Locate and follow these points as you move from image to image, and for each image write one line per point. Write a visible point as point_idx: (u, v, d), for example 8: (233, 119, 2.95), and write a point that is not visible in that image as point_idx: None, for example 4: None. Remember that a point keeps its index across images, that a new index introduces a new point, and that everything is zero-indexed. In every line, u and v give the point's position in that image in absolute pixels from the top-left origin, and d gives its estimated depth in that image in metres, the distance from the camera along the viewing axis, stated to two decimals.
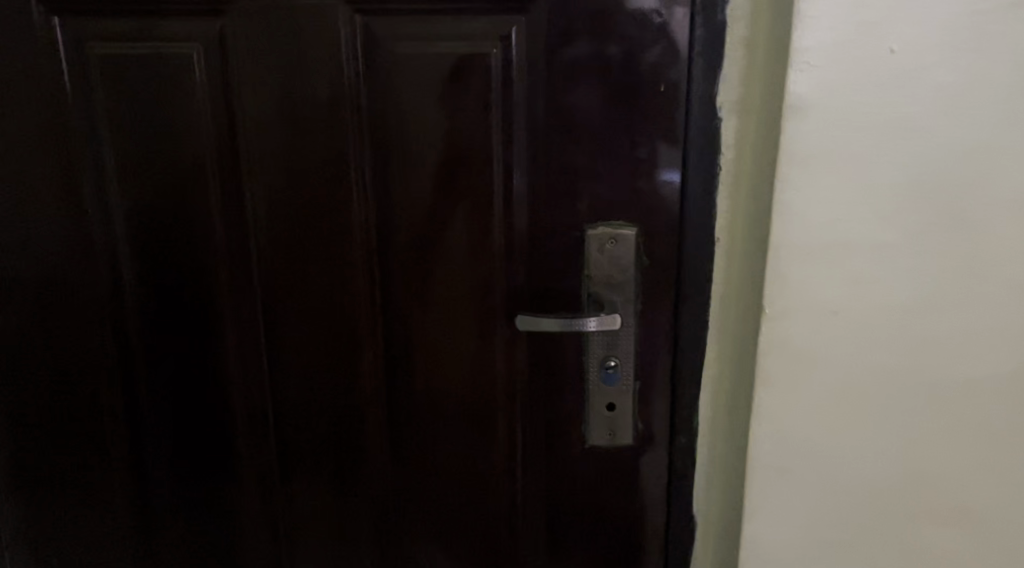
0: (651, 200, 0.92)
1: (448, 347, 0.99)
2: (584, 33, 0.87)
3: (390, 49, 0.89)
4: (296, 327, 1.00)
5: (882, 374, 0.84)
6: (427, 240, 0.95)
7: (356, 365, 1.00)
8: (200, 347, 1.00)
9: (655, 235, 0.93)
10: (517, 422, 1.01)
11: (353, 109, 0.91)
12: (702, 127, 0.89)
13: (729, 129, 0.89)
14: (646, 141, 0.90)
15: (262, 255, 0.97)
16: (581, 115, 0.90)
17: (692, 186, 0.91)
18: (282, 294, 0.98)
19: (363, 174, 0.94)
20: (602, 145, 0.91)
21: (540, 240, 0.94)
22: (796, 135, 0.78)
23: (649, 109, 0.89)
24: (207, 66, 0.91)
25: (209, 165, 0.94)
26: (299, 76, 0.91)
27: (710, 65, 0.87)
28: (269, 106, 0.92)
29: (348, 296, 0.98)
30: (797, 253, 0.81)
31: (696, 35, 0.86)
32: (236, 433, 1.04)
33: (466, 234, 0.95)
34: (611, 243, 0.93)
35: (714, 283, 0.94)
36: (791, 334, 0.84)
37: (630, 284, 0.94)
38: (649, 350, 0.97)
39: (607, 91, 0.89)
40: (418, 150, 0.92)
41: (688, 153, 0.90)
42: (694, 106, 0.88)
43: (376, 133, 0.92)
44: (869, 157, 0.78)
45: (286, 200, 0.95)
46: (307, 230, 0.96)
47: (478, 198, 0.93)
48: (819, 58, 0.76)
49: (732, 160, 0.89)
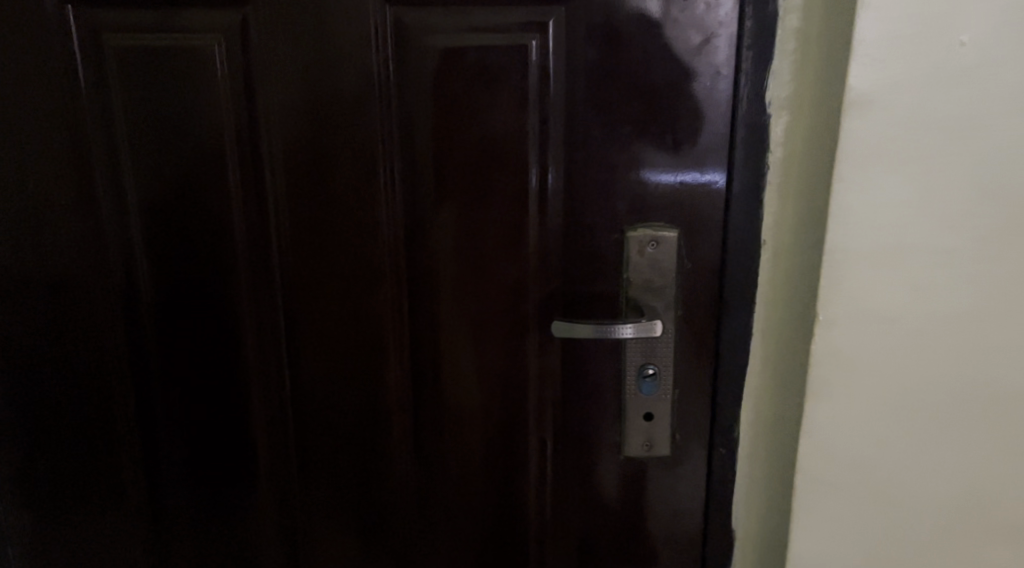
0: (694, 200, 0.88)
1: (476, 351, 0.94)
2: (626, 24, 0.83)
3: (421, 40, 0.85)
4: (318, 329, 0.96)
5: (941, 386, 0.79)
6: (457, 241, 0.91)
7: (380, 369, 0.96)
8: (219, 348, 0.97)
9: (697, 237, 0.89)
10: (548, 431, 0.97)
11: (383, 103, 0.87)
12: (749, 124, 0.84)
13: (779, 126, 0.83)
14: (690, 137, 0.85)
15: (284, 254, 0.93)
16: (621, 110, 0.85)
17: (738, 186, 0.86)
18: (305, 294, 0.94)
19: (390, 170, 0.89)
20: (642, 141, 0.86)
21: (574, 241, 0.90)
22: (855, 132, 0.73)
23: (693, 104, 0.84)
24: (228, 57, 0.87)
25: (232, 162, 0.90)
26: (325, 68, 0.87)
27: (760, 56, 0.82)
28: (292, 100, 0.88)
29: (373, 297, 0.94)
30: (853, 257, 0.76)
31: (746, 26, 0.81)
32: (256, 437, 1.00)
33: (499, 235, 0.90)
34: (651, 245, 0.89)
35: (759, 289, 0.89)
36: (845, 343, 0.78)
37: (671, 289, 0.89)
38: (689, 357, 0.92)
39: (649, 85, 0.84)
40: (448, 145, 0.88)
41: (734, 150, 0.85)
42: (742, 102, 0.83)
43: (406, 128, 0.88)
44: (934, 155, 0.73)
45: (309, 197, 0.91)
46: (331, 228, 0.92)
47: (510, 197, 0.89)
48: (881, 50, 0.71)
49: (781, 159, 0.84)
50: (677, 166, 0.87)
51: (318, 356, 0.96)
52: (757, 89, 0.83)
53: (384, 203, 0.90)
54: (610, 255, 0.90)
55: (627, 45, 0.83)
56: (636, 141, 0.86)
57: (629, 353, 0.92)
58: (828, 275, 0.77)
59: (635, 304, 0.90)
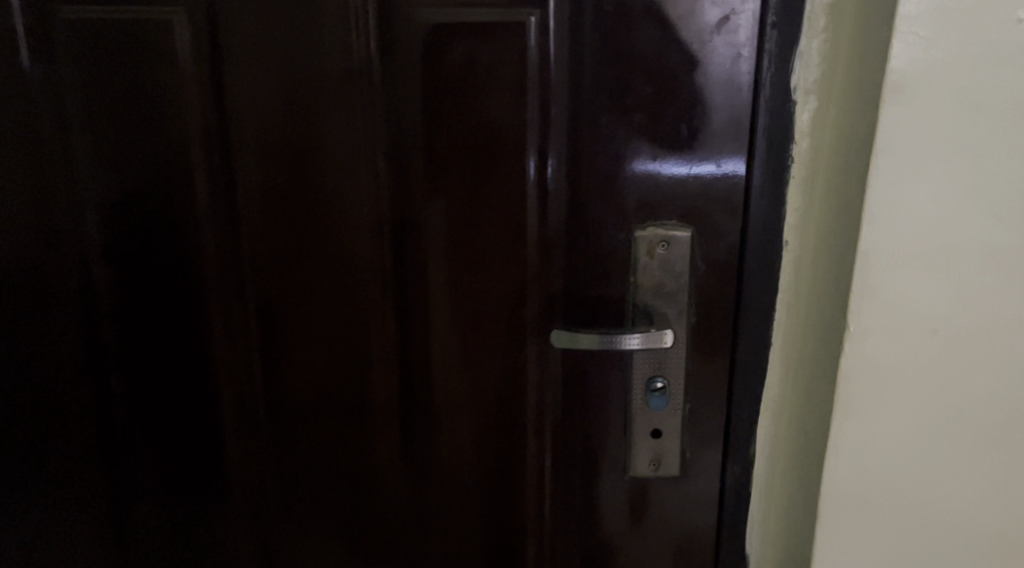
0: (709, 196, 0.79)
1: (469, 358, 0.86)
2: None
3: (408, 16, 0.76)
4: (295, 333, 0.87)
5: (986, 403, 0.71)
6: (448, 238, 0.83)
7: (364, 376, 0.88)
8: (188, 352, 0.89)
9: (713, 236, 0.80)
10: (547, 446, 0.89)
11: (365, 86, 0.79)
12: (772, 111, 0.75)
13: (805, 114, 0.75)
14: (706, 127, 0.77)
15: (257, 251, 0.85)
16: (630, 95, 0.77)
17: (759, 181, 0.77)
18: (281, 294, 0.86)
19: (374, 160, 0.81)
20: (653, 130, 0.78)
21: (578, 240, 0.82)
22: (895, 118, 0.64)
23: (710, 89, 0.76)
24: (195, 33, 0.79)
25: (200, 150, 0.82)
26: (302, 46, 0.78)
27: (786, 36, 0.73)
28: (266, 81, 0.79)
29: (356, 299, 0.86)
30: (891, 260, 0.67)
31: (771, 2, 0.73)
32: (228, 449, 0.92)
33: (494, 232, 0.82)
34: (662, 246, 0.80)
35: (780, 295, 0.80)
36: (879, 356, 0.70)
37: (683, 294, 0.81)
38: (702, 369, 0.84)
39: (662, 67, 0.76)
40: (439, 133, 0.79)
41: (754, 141, 0.77)
42: (765, 87, 0.75)
43: (391, 114, 0.79)
44: (984, 146, 0.65)
45: (285, 188, 0.83)
46: (309, 222, 0.84)
47: (507, 190, 0.81)
48: (928, 27, 0.62)
49: (807, 151, 0.76)
50: (692, 158, 0.78)
51: (294, 364, 0.88)
52: (782, 73, 0.74)
53: (367, 196, 0.82)
54: (617, 257, 0.82)
55: (638, 22, 0.75)
56: (647, 129, 0.78)
57: (635, 365, 0.84)
58: (861, 279, 0.68)
59: (644, 310, 0.82)
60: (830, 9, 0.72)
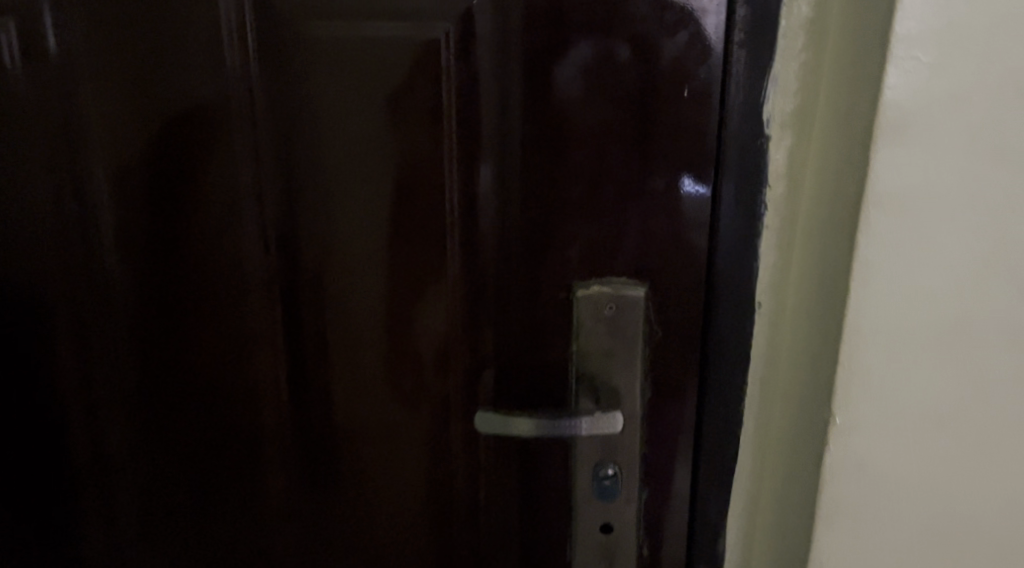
0: (667, 249, 0.66)
1: (384, 433, 0.73)
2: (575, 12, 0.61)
3: (300, 31, 0.63)
4: (178, 403, 0.74)
5: (1001, 510, 0.58)
6: (356, 295, 0.69)
7: (262, 454, 0.75)
8: (56, 422, 0.76)
9: (672, 296, 0.67)
10: (479, 537, 0.75)
11: (250, 115, 0.66)
12: (740, 147, 0.62)
13: (781, 152, 0.62)
14: (662, 166, 0.64)
15: (130, 307, 0.71)
16: (568, 127, 0.63)
17: (726, 230, 0.64)
18: (159, 358, 0.73)
19: (264, 202, 0.68)
20: (598, 169, 0.64)
21: (511, 298, 0.68)
22: (890, 162, 0.52)
23: (666, 121, 0.63)
24: (44, 49, 0.65)
25: (61, 190, 0.69)
26: (170, 66, 0.65)
27: (755, 58, 0.60)
28: (129, 107, 0.66)
29: (250, 363, 0.72)
30: (886, 337, 0.54)
31: (737, 15, 0.60)
32: (108, 533, 0.79)
33: (410, 288, 0.69)
34: (610, 308, 0.67)
35: (752, 367, 0.67)
36: (873, 453, 0.57)
37: (637, 364, 0.68)
38: (661, 453, 0.70)
39: (607, 94, 0.62)
40: (341, 171, 0.66)
41: (719, 183, 0.63)
42: (732, 118, 0.62)
43: (284, 149, 0.66)
44: (999, 199, 0.52)
45: (158, 233, 0.69)
46: (189, 275, 0.70)
47: (425, 238, 0.67)
48: (931, 50, 0.50)
49: (783, 197, 0.63)
50: (646, 203, 0.65)
51: (180, 440, 0.75)
52: (751, 101, 0.61)
53: (259, 245, 0.69)
54: (557, 318, 0.68)
55: (578, 39, 0.61)
56: (590, 168, 0.64)
57: (581, 449, 0.69)
58: (850, 359, 0.55)
59: (590, 383, 0.68)
60: (810, 25, 0.58)
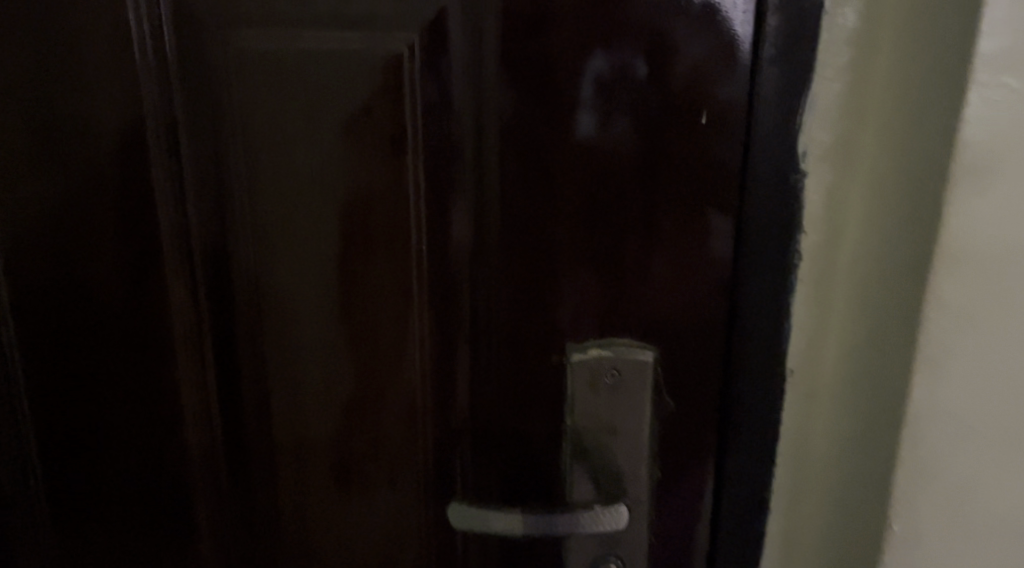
0: (678, 309, 0.55)
1: (340, 515, 0.62)
2: (564, 24, 0.50)
3: (236, 46, 0.53)
4: (104, 472, 0.64)
5: None
6: (312, 360, 0.59)
7: (201, 532, 0.65)
8: None
9: (683, 363, 0.56)
10: None
11: (181, 145, 0.55)
12: (767, 186, 0.51)
13: (818, 192, 0.50)
14: (672, 212, 0.53)
15: (47, 362, 0.62)
16: (558, 161, 0.52)
17: (748, 285, 0.53)
18: (82, 421, 0.63)
19: (198, 244, 0.58)
20: (598, 215, 0.53)
21: (493, 365, 0.57)
22: (971, 216, 0.42)
23: (679, 158, 0.51)
24: None
25: None
26: (84, 86, 0.55)
27: (789, 81, 0.48)
28: (37, 133, 0.56)
29: (184, 430, 0.62)
30: (957, 426, 0.45)
31: (767, 27, 0.48)
32: None
33: (376, 352, 0.58)
34: (611, 376, 0.56)
35: (781, 449, 0.55)
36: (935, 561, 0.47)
37: (643, 440, 0.57)
38: (669, 543, 0.59)
39: (607, 125, 0.51)
40: (286, 210, 0.56)
41: (743, 233, 0.52)
42: (757, 151, 0.50)
43: (224, 188, 0.56)
44: None
45: (77, 279, 0.59)
46: (115, 327, 0.60)
47: (386, 289, 0.57)
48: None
49: (821, 246, 0.51)
50: (654, 258, 0.54)
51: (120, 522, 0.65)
52: (783, 135, 0.49)
53: (197, 299, 0.59)
54: (546, 390, 0.57)
55: (569, 57, 0.50)
56: (586, 213, 0.53)
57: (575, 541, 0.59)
58: (912, 450, 0.45)
59: (586, 464, 0.57)
60: (855, 38, 0.47)
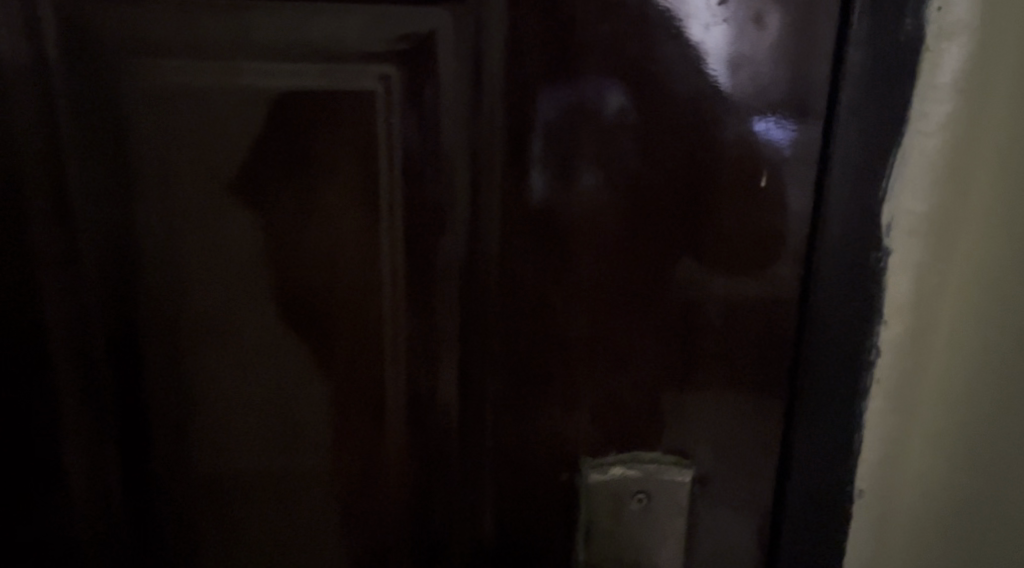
0: (729, 427, 0.42)
1: None
2: (590, 55, 0.38)
3: (138, 80, 0.38)
4: None
5: None
6: (252, 499, 0.44)
7: None
8: None
9: (726, 490, 0.43)
10: None
11: (55, 215, 0.40)
12: (848, 270, 0.38)
13: (909, 277, 0.38)
14: (728, 306, 0.40)
15: None
16: (576, 231, 0.40)
17: (821, 401, 0.40)
18: None
19: (81, 348, 0.41)
20: (626, 304, 0.41)
21: (492, 493, 0.44)
22: None
23: (732, 231, 0.39)
24: None
25: None
26: None
27: (874, 137, 0.37)
28: None
29: None
30: None
31: (850, 65, 0.36)
32: None
33: (336, 486, 0.44)
34: (638, 503, 0.43)
35: None
36: None
37: None
38: None
39: (641, 188, 0.39)
40: (212, 294, 0.41)
41: (817, 338, 0.39)
42: (836, 224, 0.38)
43: (118, 270, 0.41)
44: None
45: None
46: None
47: (349, 394, 0.43)
48: None
49: (908, 346, 0.39)
50: (698, 365, 0.41)
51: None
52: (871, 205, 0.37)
53: (87, 436, 0.43)
54: (561, 524, 0.44)
55: (596, 97, 0.38)
56: (612, 302, 0.41)
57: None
58: None
59: None
60: (964, 80, 0.36)
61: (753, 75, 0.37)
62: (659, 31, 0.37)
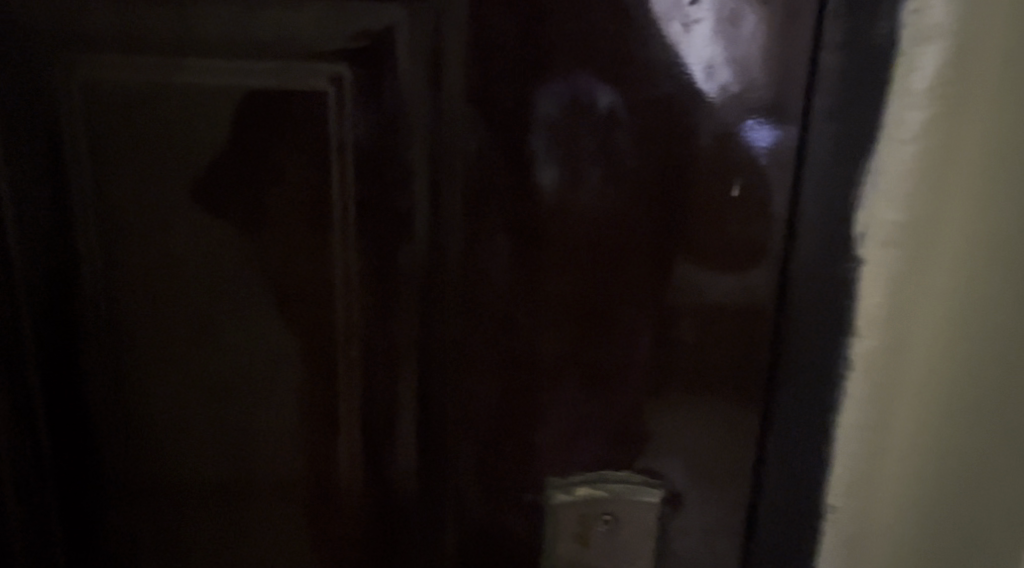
0: (702, 441, 0.40)
1: None
2: (561, 51, 0.36)
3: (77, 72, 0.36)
4: None
5: None
6: (207, 524, 0.42)
7: None
8: None
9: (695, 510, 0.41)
10: None
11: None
12: (826, 278, 0.36)
13: (886, 291, 0.36)
14: (703, 313, 0.39)
15: None
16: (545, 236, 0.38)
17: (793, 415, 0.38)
18: None
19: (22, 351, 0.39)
20: (594, 315, 0.39)
21: (455, 517, 0.42)
22: None
23: (699, 239, 0.38)
24: None
25: None
26: None
27: (847, 146, 0.35)
28: None
29: None
30: None
31: (828, 68, 0.35)
32: None
33: (291, 503, 0.42)
34: (604, 523, 0.41)
35: None
36: None
37: None
38: None
39: (615, 195, 0.37)
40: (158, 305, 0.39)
41: (789, 353, 0.38)
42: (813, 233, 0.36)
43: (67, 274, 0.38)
44: None
45: None
46: None
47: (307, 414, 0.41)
48: None
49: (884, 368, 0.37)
50: (666, 375, 0.40)
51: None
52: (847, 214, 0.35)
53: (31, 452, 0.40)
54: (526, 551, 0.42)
55: (571, 95, 0.36)
56: (573, 311, 0.39)
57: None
58: None
59: None
60: (944, 86, 0.33)
61: (726, 79, 0.36)
62: (632, 28, 0.36)
